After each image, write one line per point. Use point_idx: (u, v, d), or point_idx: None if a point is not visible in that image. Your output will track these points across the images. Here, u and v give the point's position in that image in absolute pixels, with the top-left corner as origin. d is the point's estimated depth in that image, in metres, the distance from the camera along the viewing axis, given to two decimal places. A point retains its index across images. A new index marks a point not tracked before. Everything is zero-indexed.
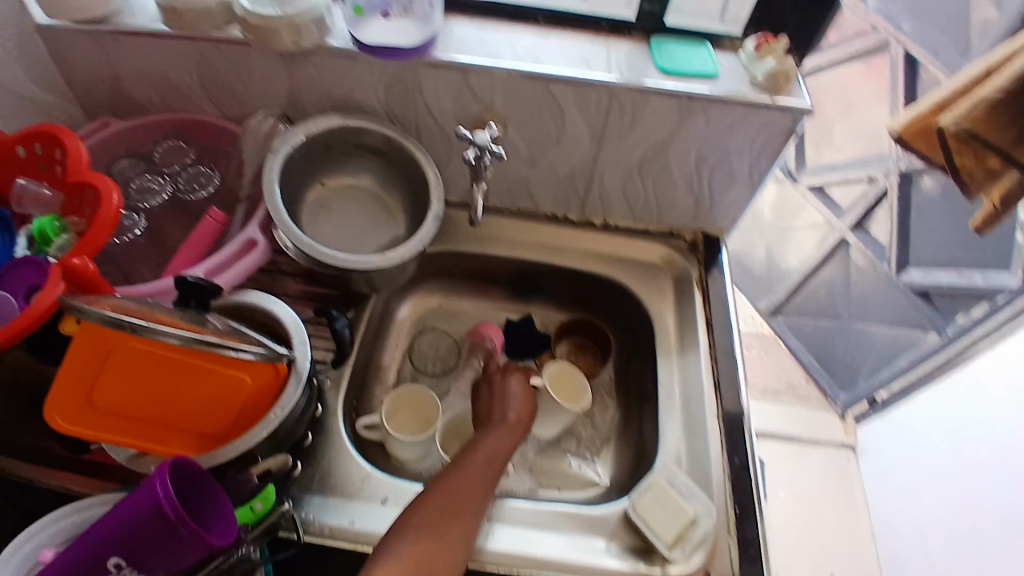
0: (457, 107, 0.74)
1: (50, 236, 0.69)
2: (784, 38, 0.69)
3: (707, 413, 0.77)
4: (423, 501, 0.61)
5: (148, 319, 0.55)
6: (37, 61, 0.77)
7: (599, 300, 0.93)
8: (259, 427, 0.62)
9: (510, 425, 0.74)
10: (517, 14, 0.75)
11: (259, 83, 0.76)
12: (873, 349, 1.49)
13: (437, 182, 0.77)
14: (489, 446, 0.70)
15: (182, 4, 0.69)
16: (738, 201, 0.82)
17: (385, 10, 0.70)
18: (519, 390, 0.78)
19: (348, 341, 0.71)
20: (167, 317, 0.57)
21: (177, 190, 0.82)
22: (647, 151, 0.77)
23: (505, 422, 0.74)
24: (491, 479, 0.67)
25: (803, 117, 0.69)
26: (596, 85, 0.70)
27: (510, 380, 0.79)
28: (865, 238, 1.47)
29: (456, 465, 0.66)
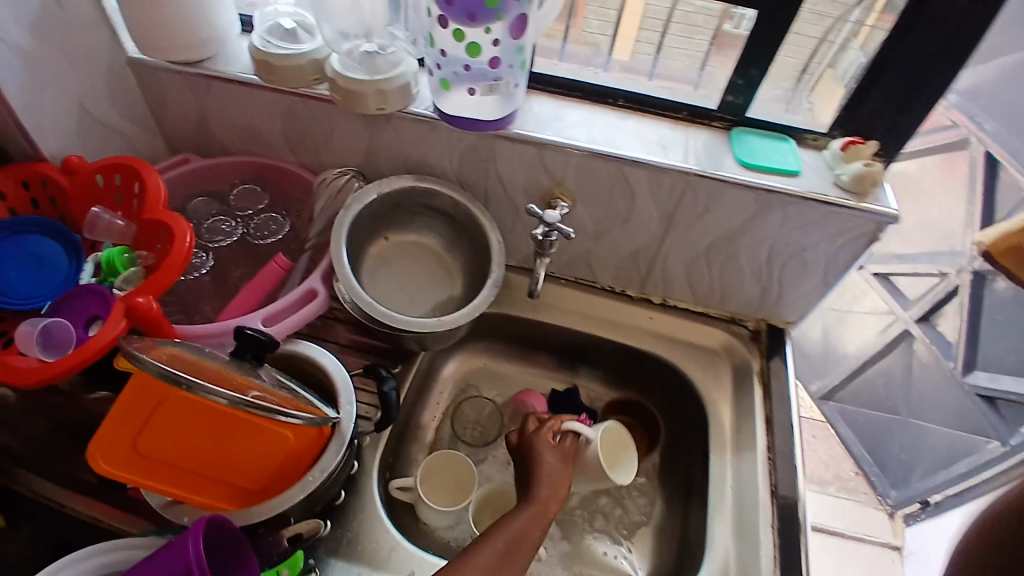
0: (527, 179, 0.77)
1: (118, 267, 0.70)
2: (874, 143, 0.69)
3: (762, 520, 0.72)
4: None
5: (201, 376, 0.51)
6: (128, 96, 0.81)
7: (650, 381, 0.90)
8: (295, 489, 0.59)
9: (540, 507, 0.66)
10: (596, 93, 0.77)
11: (341, 138, 0.79)
12: (927, 451, 1.39)
13: (498, 250, 0.78)
14: (520, 523, 0.63)
15: (276, 60, 0.71)
16: (807, 296, 0.80)
17: (472, 85, 0.70)
18: (551, 461, 0.71)
19: (394, 404, 0.67)
20: (220, 375, 0.54)
21: (247, 233, 0.83)
22: (718, 239, 0.77)
23: (534, 503, 0.66)
24: (526, 557, 0.61)
25: (888, 223, 0.68)
26: (672, 172, 0.71)
27: (540, 450, 0.72)
28: (930, 332, 1.35)
29: (485, 538, 0.61)
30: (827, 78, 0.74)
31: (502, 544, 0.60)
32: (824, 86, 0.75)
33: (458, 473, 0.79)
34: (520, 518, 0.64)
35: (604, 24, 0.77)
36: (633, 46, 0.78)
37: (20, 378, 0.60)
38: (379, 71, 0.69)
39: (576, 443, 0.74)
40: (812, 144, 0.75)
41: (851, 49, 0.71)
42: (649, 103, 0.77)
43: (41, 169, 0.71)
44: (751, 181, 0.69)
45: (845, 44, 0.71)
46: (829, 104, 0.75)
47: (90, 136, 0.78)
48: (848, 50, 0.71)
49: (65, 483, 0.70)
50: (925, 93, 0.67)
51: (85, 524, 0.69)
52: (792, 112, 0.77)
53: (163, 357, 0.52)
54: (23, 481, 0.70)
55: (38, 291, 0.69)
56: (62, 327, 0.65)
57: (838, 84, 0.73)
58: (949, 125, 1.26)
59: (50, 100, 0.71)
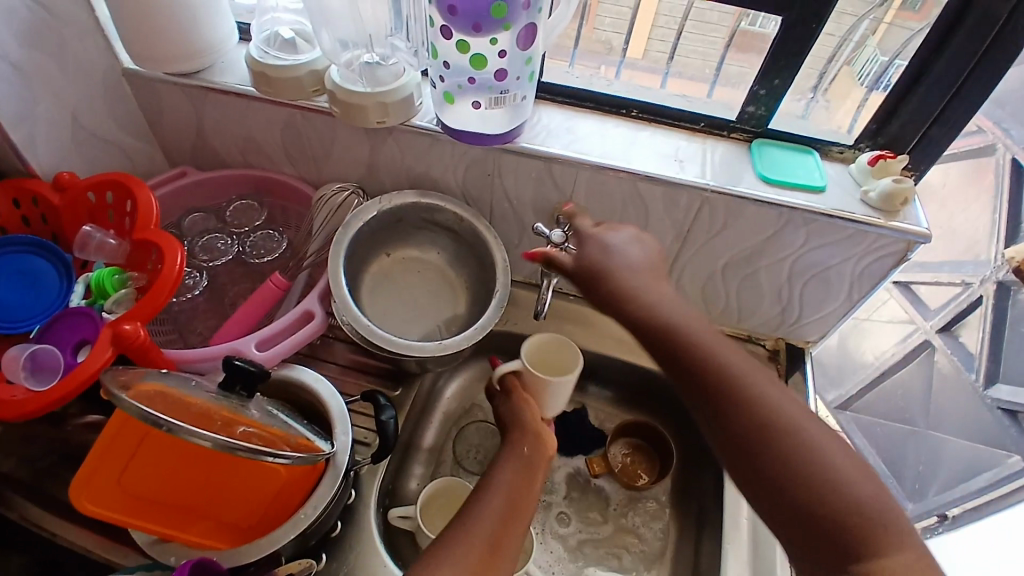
0: (535, 195, 0.73)
1: (108, 290, 0.67)
2: (903, 157, 0.65)
3: (778, 556, 0.70)
4: (450, 543, 0.57)
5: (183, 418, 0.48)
6: (125, 108, 0.79)
7: (661, 401, 0.87)
8: (286, 527, 0.55)
9: (524, 456, 0.67)
10: (609, 103, 0.74)
11: (342, 151, 0.76)
12: (949, 462, 1.18)
13: (504, 268, 0.74)
14: (510, 478, 0.64)
15: (274, 72, 0.68)
16: (827, 316, 0.77)
17: (476, 99, 0.64)
18: (519, 408, 0.71)
19: (393, 433, 0.64)
20: (200, 415, 0.50)
21: (242, 252, 0.81)
22: (735, 258, 0.73)
23: (518, 454, 0.67)
24: (529, 508, 0.63)
25: (918, 244, 0.65)
26: (689, 189, 0.67)
27: (504, 406, 0.72)
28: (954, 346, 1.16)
29: (481, 496, 0.62)
30: (842, 81, 0.71)
31: (502, 500, 0.61)
32: (842, 83, 0.71)
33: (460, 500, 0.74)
34: (505, 475, 0.64)
35: (617, 21, 0.72)
36: (646, 44, 0.73)
37: (4, 412, 0.57)
38: (381, 84, 0.66)
39: (519, 379, 0.73)
40: (838, 157, 0.72)
41: (868, 46, 0.67)
42: (663, 114, 0.73)
43: (32, 186, 0.69)
44: (773, 198, 0.66)
45: (862, 41, 0.67)
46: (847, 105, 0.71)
47: (85, 149, 0.75)
48: (865, 46, 0.68)
49: (56, 510, 0.68)
50: (959, 105, 0.64)
51: (78, 554, 0.66)
52: (810, 120, 0.74)
53: (145, 395, 0.48)
54: (15, 505, 0.68)
55: (28, 314, 0.67)
56: (50, 352, 0.63)
57: (856, 85, 0.70)
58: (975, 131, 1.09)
59: (42, 112, 0.68)
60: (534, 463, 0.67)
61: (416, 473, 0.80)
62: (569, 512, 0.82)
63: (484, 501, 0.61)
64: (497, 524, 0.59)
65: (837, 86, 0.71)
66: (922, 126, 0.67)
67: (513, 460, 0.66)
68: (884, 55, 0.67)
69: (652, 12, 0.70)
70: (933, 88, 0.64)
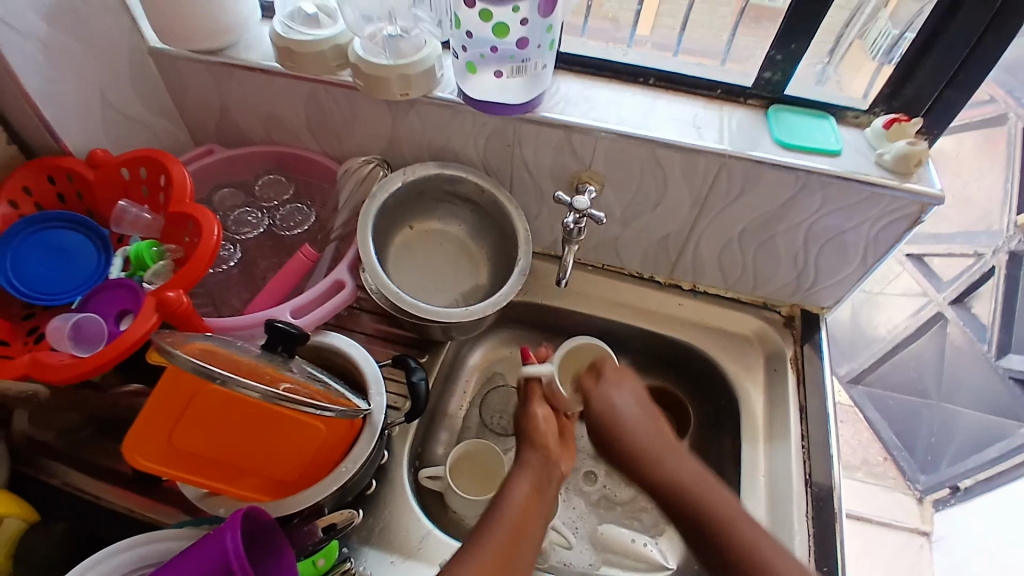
0: (555, 163, 0.75)
1: (147, 262, 0.69)
2: (918, 121, 0.67)
3: (796, 508, 0.71)
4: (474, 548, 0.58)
5: (231, 370, 0.51)
6: (149, 86, 0.80)
7: (678, 368, 0.89)
8: (328, 481, 0.60)
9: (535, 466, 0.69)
10: (626, 73, 0.75)
11: (364, 125, 0.78)
12: (959, 434, 1.42)
13: (525, 237, 0.76)
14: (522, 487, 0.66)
15: (298, 46, 0.70)
16: (843, 280, 0.79)
17: (498, 68, 0.66)
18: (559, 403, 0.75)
19: (423, 393, 0.67)
20: (251, 369, 0.54)
21: (273, 225, 0.83)
22: (753, 223, 0.75)
23: (529, 463, 0.70)
24: (542, 515, 0.65)
25: (933, 204, 0.66)
26: (707, 154, 0.68)
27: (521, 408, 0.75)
28: (964, 315, 1.36)
29: (498, 507, 0.63)
30: (854, 50, 0.72)
31: (519, 509, 0.63)
32: (852, 57, 0.73)
33: (490, 465, 0.78)
34: (520, 488, 0.66)
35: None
36: (653, 21, 0.76)
37: (54, 375, 0.60)
38: (403, 56, 0.68)
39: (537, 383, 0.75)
40: (853, 122, 0.73)
41: (880, 19, 0.69)
42: (679, 81, 0.75)
43: (64, 164, 0.71)
44: (789, 162, 0.67)
45: (874, 13, 0.69)
46: (855, 74, 0.74)
47: (110, 126, 0.77)
48: (877, 19, 0.70)
49: (98, 476, 0.72)
50: (973, 66, 0.65)
51: (124, 515, 0.70)
52: (822, 86, 0.74)
53: (195, 351, 0.52)
54: (56, 473, 0.72)
55: (67, 286, 0.69)
56: (93, 320, 0.66)
57: (868, 59, 0.72)
58: (988, 100, 1.19)
59: (69, 87, 0.70)
60: (551, 470, 0.70)
61: (441, 439, 0.83)
62: (596, 470, 0.84)
63: (503, 511, 0.62)
64: (513, 534, 0.60)
65: (851, 56, 0.73)
66: (936, 90, 0.68)
67: (524, 476, 0.68)
68: (896, 28, 0.68)
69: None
70: (943, 56, 0.65)
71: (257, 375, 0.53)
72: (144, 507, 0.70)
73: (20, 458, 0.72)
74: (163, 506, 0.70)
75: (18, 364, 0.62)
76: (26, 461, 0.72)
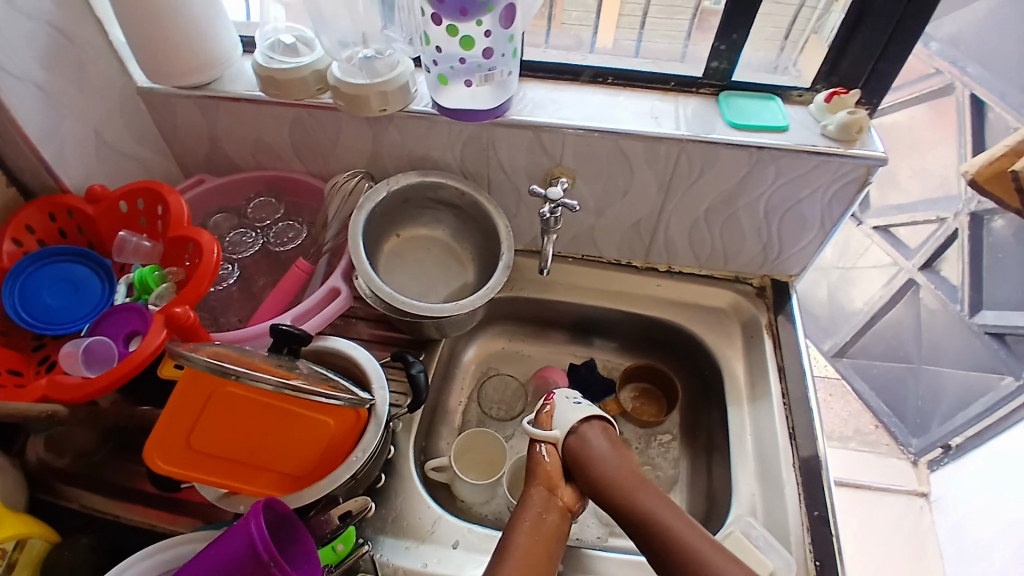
0: (528, 162, 0.80)
1: (151, 286, 0.74)
2: (855, 93, 0.73)
3: (783, 461, 0.76)
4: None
5: (247, 365, 0.58)
6: (139, 123, 0.85)
7: (662, 346, 0.94)
8: (341, 470, 0.64)
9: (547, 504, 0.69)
10: (586, 74, 0.81)
11: (346, 143, 0.83)
12: (946, 395, 1.46)
13: (506, 233, 0.80)
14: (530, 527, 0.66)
15: (281, 75, 0.75)
16: (806, 248, 0.85)
17: (468, 78, 0.72)
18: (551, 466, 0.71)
19: (424, 384, 0.71)
20: (265, 365, 0.59)
21: (267, 242, 0.88)
22: (715, 202, 0.81)
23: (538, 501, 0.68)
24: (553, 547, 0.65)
25: (877, 166, 0.72)
26: (667, 140, 0.74)
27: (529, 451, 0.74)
28: (935, 279, 1.41)
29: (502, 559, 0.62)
30: (812, 41, 0.79)
31: (526, 546, 0.64)
32: (810, 51, 0.80)
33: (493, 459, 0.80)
34: (521, 542, 0.64)
35: (582, 15, 0.83)
36: (615, 33, 0.84)
37: (73, 394, 0.64)
38: (379, 75, 0.73)
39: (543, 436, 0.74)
40: (798, 101, 0.80)
41: (833, 13, 0.75)
42: (636, 78, 0.81)
43: (66, 200, 0.75)
44: (742, 140, 0.73)
45: (827, 9, 0.76)
46: (812, 62, 0.80)
47: (106, 163, 0.81)
48: (831, 14, 0.76)
49: (116, 496, 0.75)
50: (900, 40, 0.71)
51: (143, 529, 0.73)
52: (779, 74, 0.82)
53: (210, 354, 0.57)
54: (73, 497, 0.74)
55: (77, 314, 0.73)
56: (103, 343, 0.69)
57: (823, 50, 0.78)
58: (935, 73, 1.31)
59: (66, 129, 0.74)
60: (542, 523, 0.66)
61: (444, 434, 0.89)
62: None
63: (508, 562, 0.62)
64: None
65: (809, 48, 0.80)
66: (869, 64, 0.75)
67: (528, 513, 0.67)
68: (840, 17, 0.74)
69: (617, 5, 0.82)
70: (872, 32, 0.72)
71: (271, 368, 0.59)
72: (162, 519, 0.73)
73: (39, 485, 0.75)
74: (181, 516, 0.73)
75: (36, 388, 0.65)
76: (44, 488, 0.75)
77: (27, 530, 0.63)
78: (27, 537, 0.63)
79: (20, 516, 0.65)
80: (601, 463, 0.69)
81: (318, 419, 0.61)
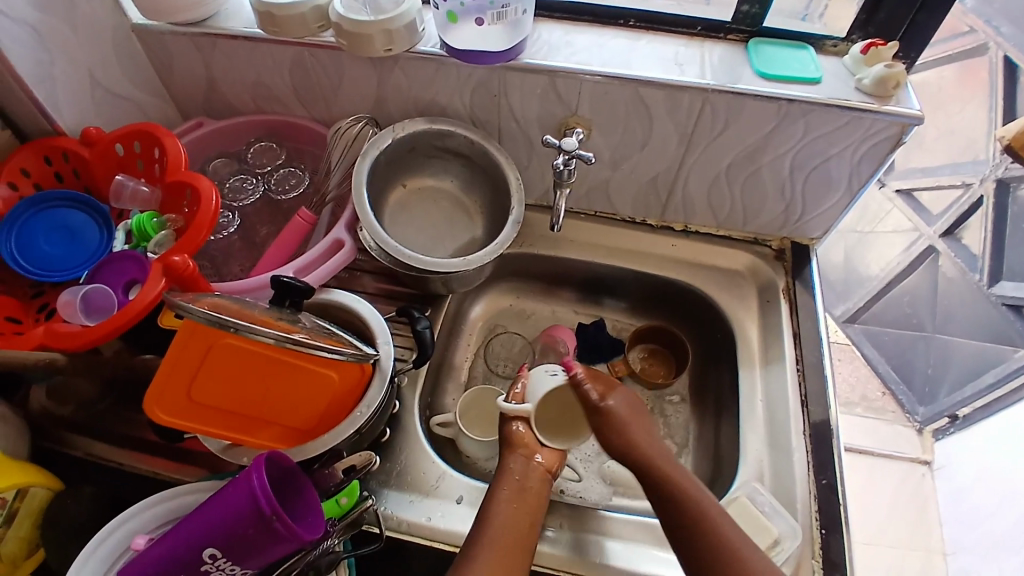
0: (542, 111, 0.76)
1: (149, 233, 0.71)
2: (894, 44, 0.68)
3: (793, 427, 0.75)
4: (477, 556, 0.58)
5: (246, 318, 0.55)
6: (135, 63, 0.81)
7: (674, 307, 0.92)
8: (345, 425, 0.63)
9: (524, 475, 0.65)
10: (606, 15, 0.76)
11: (350, 86, 0.79)
12: (957, 361, 1.44)
13: (516, 187, 0.77)
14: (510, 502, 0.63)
15: (278, 11, 0.71)
16: (829, 209, 0.81)
17: (478, 16, 0.68)
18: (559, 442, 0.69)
19: (429, 341, 0.69)
20: (266, 317, 0.57)
21: (268, 190, 0.85)
22: (737, 157, 0.76)
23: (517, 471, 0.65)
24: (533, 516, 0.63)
25: (913, 125, 0.67)
26: (690, 89, 0.69)
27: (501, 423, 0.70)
28: (955, 247, 1.38)
29: (485, 520, 0.61)
30: None
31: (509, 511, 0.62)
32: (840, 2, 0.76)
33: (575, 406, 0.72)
34: (504, 507, 0.62)
35: None
36: None
37: (70, 344, 0.62)
38: (382, 12, 0.69)
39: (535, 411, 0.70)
40: (832, 51, 0.75)
41: None
42: (659, 21, 0.76)
43: (61, 143, 0.72)
44: (771, 91, 0.68)
45: None
46: (841, 11, 0.76)
47: (102, 105, 0.78)
48: None
49: (120, 444, 0.74)
50: None
51: (147, 478, 0.73)
52: (809, 21, 0.77)
53: (207, 306, 0.55)
54: (79, 445, 0.74)
55: (75, 262, 0.71)
56: (101, 292, 0.67)
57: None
58: (967, 31, 1.21)
59: (60, 69, 0.71)
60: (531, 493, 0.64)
61: (449, 390, 0.88)
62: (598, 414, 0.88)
63: (490, 526, 0.61)
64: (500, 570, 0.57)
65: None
66: (909, 13, 0.69)
67: (508, 479, 0.65)
68: None
69: None
70: None
71: (271, 321, 0.57)
72: (165, 468, 0.72)
73: (44, 433, 0.74)
74: (185, 466, 0.72)
75: (33, 336, 0.64)
76: (50, 436, 0.74)
77: (28, 479, 0.63)
78: (28, 486, 0.63)
79: (21, 465, 0.65)
80: (624, 437, 0.67)
81: (321, 373, 0.59)
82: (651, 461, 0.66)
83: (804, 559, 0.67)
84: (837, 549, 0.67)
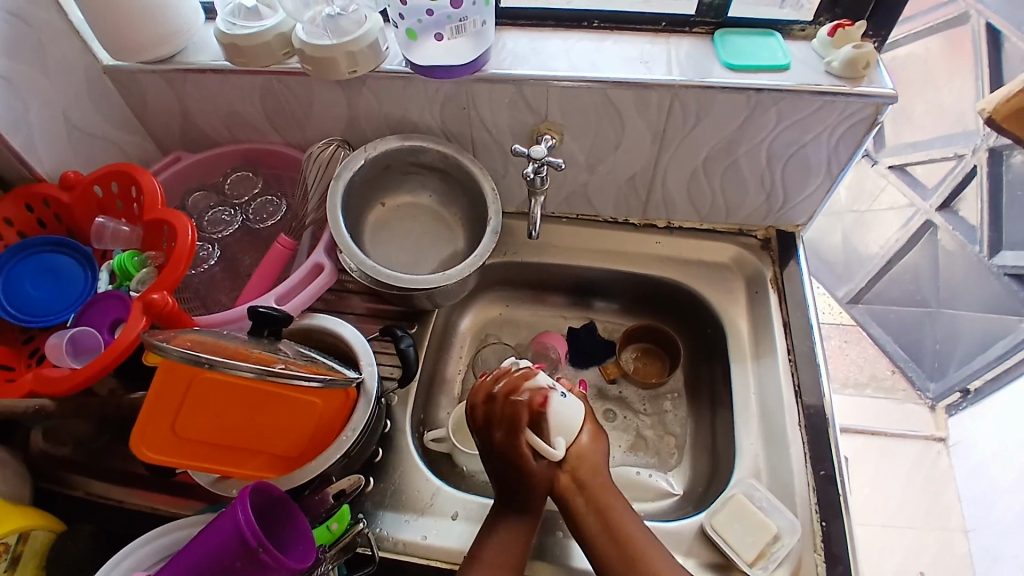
0: (512, 119, 0.76)
1: (130, 271, 0.72)
2: (862, 24, 0.68)
3: (789, 420, 0.74)
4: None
5: (224, 353, 0.55)
6: (109, 102, 0.81)
7: (665, 305, 0.91)
8: (331, 451, 0.64)
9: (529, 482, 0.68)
10: (569, 19, 0.76)
11: (321, 109, 0.79)
12: (965, 337, 1.40)
13: (492, 196, 0.77)
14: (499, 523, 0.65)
15: (244, 41, 0.71)
16: (811, 196, 0.80)
17: (438, 32, 0.68)
18: None
19: (414, 358, 0.70)
20: (245, 350, 0.57)
21: (247, 220, 0.86)
22: (713, 150, 0.76)
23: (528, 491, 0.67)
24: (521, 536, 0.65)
25: (886, 105, 0.67)
26: (657, 86, 0.69)
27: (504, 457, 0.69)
28: (953, 219, 1.34)
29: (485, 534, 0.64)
30: None
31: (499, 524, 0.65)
32: None
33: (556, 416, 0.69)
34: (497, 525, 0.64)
35: None
36: None
37: (57, 388, 0.62)
38: (346, 33, 0.69)
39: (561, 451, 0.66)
40: (801, 35, 0.74)
41: None
42: (625, 20, 0.76)
43: (40, 189, 0.72)
44: (739, 82, 0.68)
45: None
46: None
47: (80, 147, 0.79)
48: None
49: (117, 481, 0.75)
50: None
51: (146, 514, 0.73)
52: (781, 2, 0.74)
53: (185, 343, 0.55)
54: (78, 485, 0.74)
55: (61, 305, 0.71)
56: (87, 333, 0.68)
57: None
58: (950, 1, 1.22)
59: (35, 114, 0.71)
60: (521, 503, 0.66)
61: (444, 404, 0.88)
62: (615, 408, 0.88)
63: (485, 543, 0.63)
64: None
65: None
66: None
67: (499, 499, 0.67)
68: None
69: None
70: None
71: (249, 353, 0.57)
72: (162, 501, 0.72)
73: (42, 475, 0.75)
74: (181, 499, 0.72)
75: (24, 383, 0.65)
76: (48, 477, 0.75)
77: (31, 523, 0.63)
78: (30, 529, 0.63)
79: (23, 509, 0.65)
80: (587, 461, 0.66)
81: (303, 400, 0.59)
82: (598, 484, 0.66)
83: (805, 553, 0.66)
84: (836, 541, 0.67)
